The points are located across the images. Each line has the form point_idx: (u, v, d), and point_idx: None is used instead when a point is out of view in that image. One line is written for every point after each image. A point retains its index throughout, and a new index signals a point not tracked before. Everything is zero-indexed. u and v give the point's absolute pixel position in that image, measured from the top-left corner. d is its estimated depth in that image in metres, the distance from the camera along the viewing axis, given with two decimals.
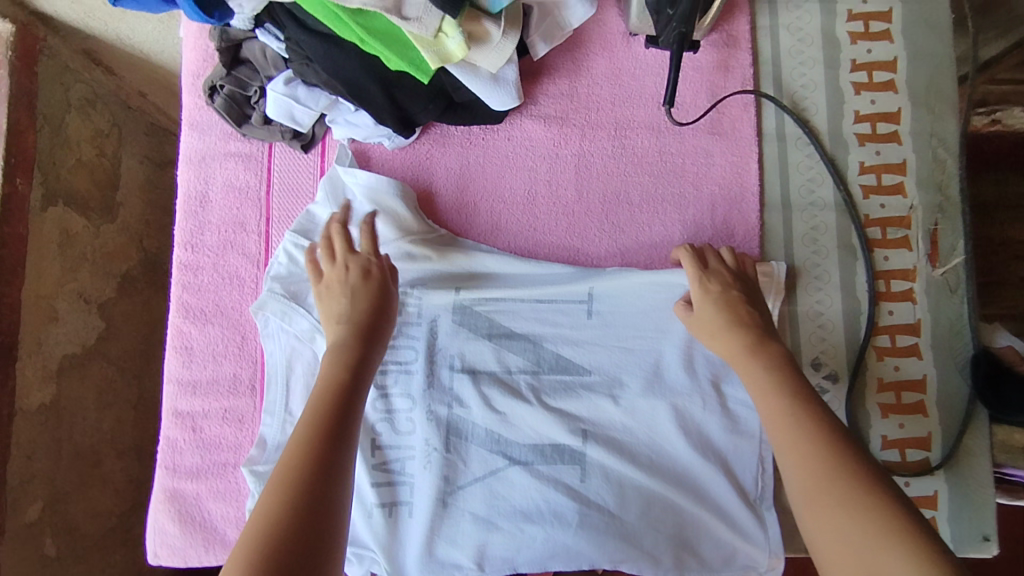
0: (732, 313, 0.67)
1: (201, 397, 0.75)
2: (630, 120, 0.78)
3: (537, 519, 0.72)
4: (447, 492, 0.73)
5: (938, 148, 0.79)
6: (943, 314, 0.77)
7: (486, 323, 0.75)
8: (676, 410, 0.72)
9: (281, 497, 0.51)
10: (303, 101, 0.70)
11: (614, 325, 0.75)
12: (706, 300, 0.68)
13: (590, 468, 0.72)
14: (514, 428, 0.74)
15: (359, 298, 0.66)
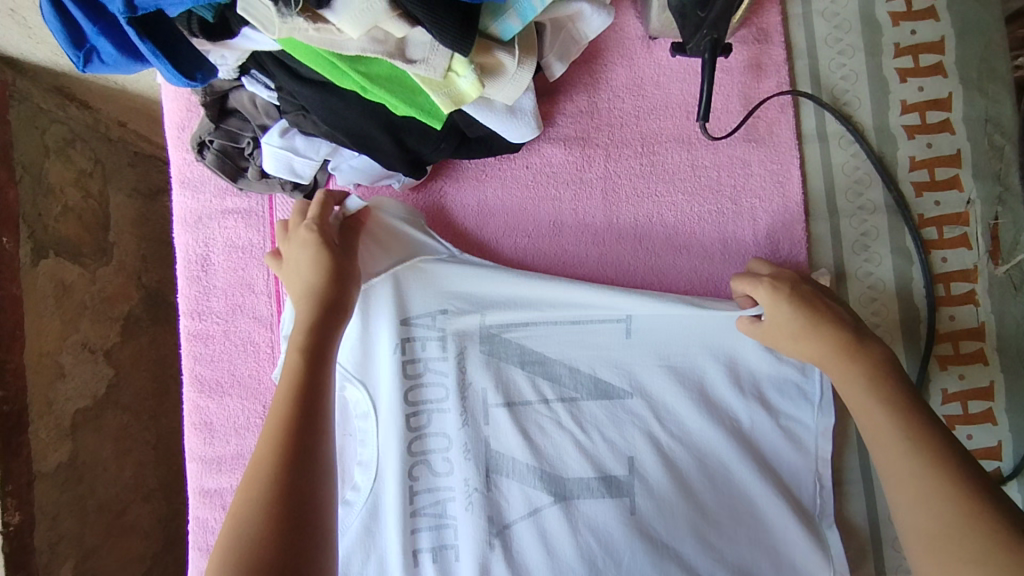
0: (811, 309, 0.60)
1: (227, 474, 0.69)
2: (657, 134, 0.72)
3: (590, 553, 0.65)
4: (492, 532, 0.67)
5: (994, 134, 0.72)
6: (1009, 314, 0.71)
7: (518, 349, 0.69)
8: (727, 427, 0.67)
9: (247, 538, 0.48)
10: (302, 151, 0.64)
11: (658, 346, 0.68)
12: (778, 299, 0.61)
13: (645, 497, 0.66)
14: (557, 458, 0.67)
15: (309, 264, 0.63)
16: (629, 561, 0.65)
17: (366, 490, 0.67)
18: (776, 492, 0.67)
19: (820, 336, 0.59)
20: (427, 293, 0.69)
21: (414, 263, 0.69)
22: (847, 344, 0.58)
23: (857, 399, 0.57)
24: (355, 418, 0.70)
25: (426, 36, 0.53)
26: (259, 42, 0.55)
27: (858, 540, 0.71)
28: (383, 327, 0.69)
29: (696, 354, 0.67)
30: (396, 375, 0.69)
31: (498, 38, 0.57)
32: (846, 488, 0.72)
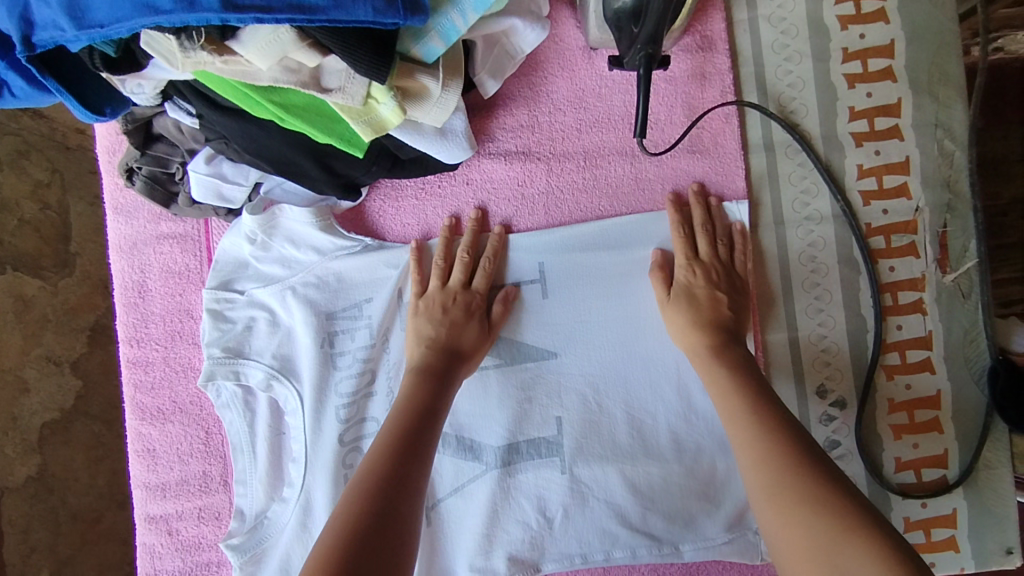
0: (706, 315, 0.64)
1: (172, 499, 0.70)
2: (599, 147, 0.70)
3: (520, 518, 0.69)
4: (428, 506, 0.70)
5: (944, 139, 0.71)
6: (956, 322, 0.70)
7: None
8: (649, 381, 0.69)
9: (340, 531, 0.49)
10: (230, 178, 0.64)
11: (569, 312, 0.70)
12: (686, 299, 0.65)
13: (576, 458, 0.69)
14: (483, 428, 0.70)
15: (457, 331, 0.66)
16: (564, 518, 0.69)
17: (299, 487, 0.67)
18: (707, 449, 0.68)
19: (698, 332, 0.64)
20: (354, 285, 0.69)
21: (324, 258, 0.69)
22: (718, 345, 0.62)
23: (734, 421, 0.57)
24: (286, 416, 0.70)
25: (341, 64, 0.51)
26: (171, 73, 0.54)
27: None
28: (307, 320, 0.68)
29: (611, 314, 0.70)
30: (320, 366, 0.68)
31: (421, 61, 0.55)
32: None
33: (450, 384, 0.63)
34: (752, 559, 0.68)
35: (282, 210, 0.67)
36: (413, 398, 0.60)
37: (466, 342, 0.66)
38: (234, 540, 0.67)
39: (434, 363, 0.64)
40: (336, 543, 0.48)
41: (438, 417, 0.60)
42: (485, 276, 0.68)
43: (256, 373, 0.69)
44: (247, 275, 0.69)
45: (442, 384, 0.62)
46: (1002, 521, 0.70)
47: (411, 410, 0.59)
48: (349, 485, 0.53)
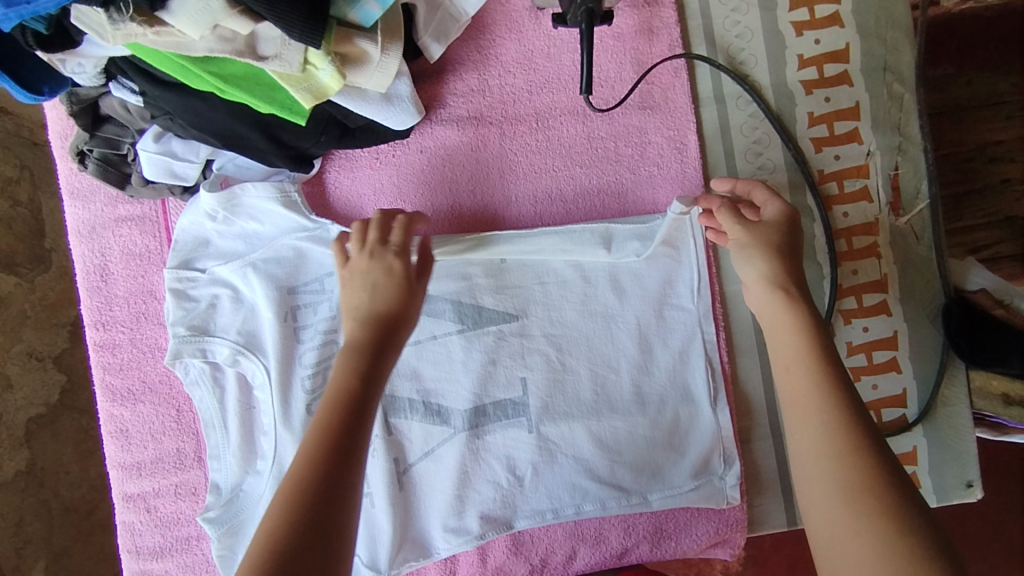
0: (792, 244, 0.57)
1: (148, 477, 0.71)
2: (551, 109, 0.71)
3: (491, 478, 0.70)
4: (400, 472, 0.70)
5: (893, 83, 0.71)
6: (911, 264, 0.71)
7: None
8: (612, 333, 0.70)
9: (266, 541, 0.44)
10: (181, 155, 0.64)
11: (527, 274, 0.71)
12: (787, 218, 0.58)
13: (543, 417, 0.70)
14: (449, 392, 0.71)
15: (379, 295, 0.57)
16: (534, 474, 0.70)
17: (270, 458, 0.69)
18: (671, 400, 0.70)
19: (778, 261, 0.56)
20: (314, 260, 0.70)
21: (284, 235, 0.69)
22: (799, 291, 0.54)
23: (813, 445, 0.47)
24: (254, 390, 0.70)
25: (275, 31, 0.52)
26: (110, 49, 0.53)
27: (768, 493, 0.72)
28: (267, 296, 0.69)
29: (574, 274, 0.70)
30: (284, 341, 0.69)
31: (359, 25, 0.55)
32: (755, 446, 0.72)
33: (389, 354, 0.55)
34: (719, 503, 0.70)
35: (244, 188, 0.67)
36: (345, 377, 0.52)
37: (384, 305, 0.57)
38: (210, 513, 0.69)
39: (370, 336, 0.55)
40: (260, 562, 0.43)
41: (373, 400, 0.52)
42: (399, 230, 0.61)
43: (222, 350, 0.69)
44: (207, 254, 0.70)
45: (375, 358, 0.54)
46: (960, 455, 0.71)
47: (340, 393, 0.51)
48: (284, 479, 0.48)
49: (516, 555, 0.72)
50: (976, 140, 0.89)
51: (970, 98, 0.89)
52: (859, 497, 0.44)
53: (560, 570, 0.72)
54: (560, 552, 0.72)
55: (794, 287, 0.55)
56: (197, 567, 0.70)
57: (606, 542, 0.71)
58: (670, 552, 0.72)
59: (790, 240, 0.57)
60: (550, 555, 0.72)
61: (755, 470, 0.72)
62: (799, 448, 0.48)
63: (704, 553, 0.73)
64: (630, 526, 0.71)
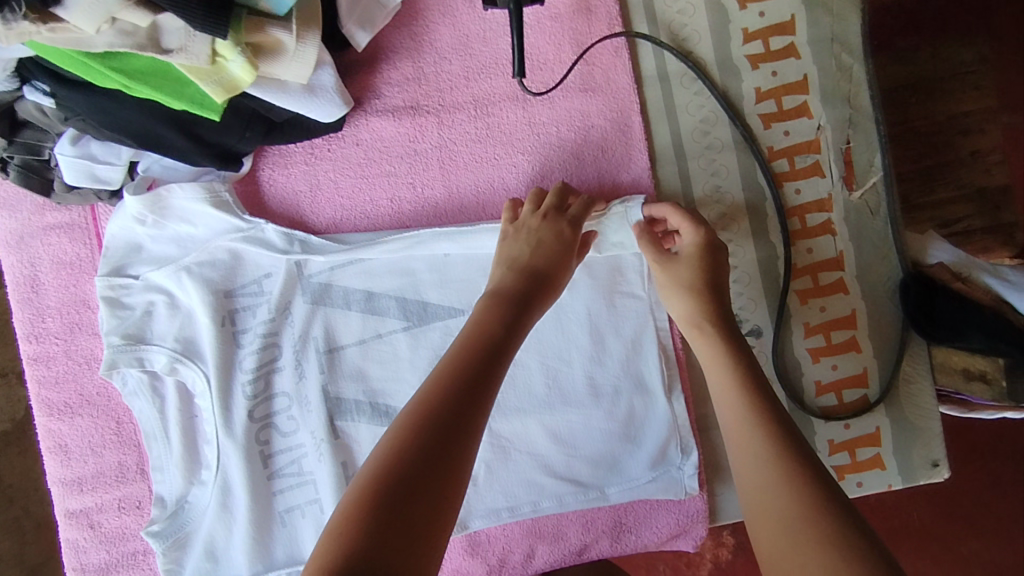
0: (712, 276, 0.61)
1: (90, 492, 0.69)
2: (490, 95, 0.68)
3: None
4: (349, 476, 0.68)
5: (841, 54, 0.69)
6: (867, 240, 0.69)
7: (343, 294, 0.68)
8: (562, 324, 0.68)
9: (401, 433, 0.45)
10: (101, 157, 0.61)
11: (472, 266, 0.68)
12: (702, 251, 0.62)
13: (494, 414, 0.68)
14: (397, 392, 0.68)
15: (542, 251, 0.60)
16: (488, 473, 0.68)
17: (215, 468, 0.68)
18: (624, 390, 0.68)
19: (698, 299, 0.61)
20: (250, 262, 0.68)
21: (217, 237, 0.67)
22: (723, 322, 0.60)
23: (753, 462, 0.51)
24: (195, 398, 0.68)
25: (178, 21, 0.49)
26: (12, 50, 0.50)
27: (728, 481, 0.70)
28: (202, 301, 0.67)
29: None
30: (223, 347, 0.67)
31: (272, 13, 0.52)
32: (714, 433, 0.70)
33: (532, 309, 0.57)
34: (677, 494, 0.68)
35: (170, 190, 0.64)
36: (486, 323, 0.54)
37: (546, 261, 0.60)
38: (155, 526, 0.67)
39: (516, 289, 0.57)
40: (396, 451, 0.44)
41: (509, 349, 0.54)
42: (583, 204, 0.63)
43: (158, 358, 0.67)
44: (140, 259, 0.68)
45: (520, 309, 0.56)
46: (924, 435, 0.70)
47: (481, 334, 0.53)
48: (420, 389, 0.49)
49: (473, 556, 0.70)
50: (946, 111, 0.87)
51: (934, 69, 0.87)
52: (796, 514, 0.46)
53: (519, 569, 0.70)
54: (517, 551, 0.70)
55: (716, 319, 0.60)
56: None
57: (565, 539, 0.70)
58: (631, 546, 0.70)
59: (709, 273, 0.61)
60: (508, 554, 0.70)
61: (715, 458, 0.70)
62: (744, 481, 0.51)
63: (666, 545, 0.71)
64: (589, 522, 0.69)
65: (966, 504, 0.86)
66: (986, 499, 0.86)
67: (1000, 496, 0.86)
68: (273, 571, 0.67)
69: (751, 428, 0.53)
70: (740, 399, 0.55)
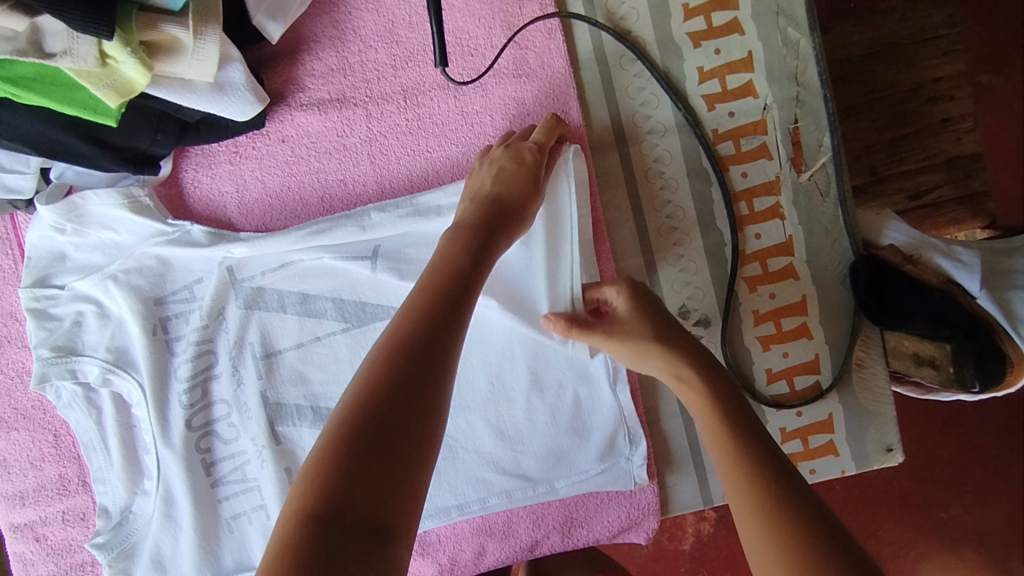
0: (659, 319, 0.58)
1: (33, 506, 0.68)
2: (418, 84, 0.66)
3: None
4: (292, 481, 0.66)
5: (788, 27, 0.65)
6: (817, 223, 0.67)
7: (276, 297, 0.66)
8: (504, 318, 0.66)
9: (373, 369, 0.42)
10: (9, 167, 0.60)
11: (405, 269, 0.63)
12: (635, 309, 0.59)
13: None
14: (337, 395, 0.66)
15: (505, 178, 0.58)
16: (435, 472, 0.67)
17: (156, 477, 0.66)
18: (569, 383, 0.66)
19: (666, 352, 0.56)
20: (180, 266, 0.66)
21: (142, 243, 0.65)
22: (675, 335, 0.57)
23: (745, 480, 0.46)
24: (132, 408, 0.67)
25: (58, 22, 0.45)
26: None
27: (681, 472, 0.69)
28: (132, 308, 0.65)
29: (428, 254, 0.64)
30: (156, 355, 0.65)
31: (165, 8, 0.49)
32: (665, 425, 0.69)
33: (497, 239, 0.54)
34: (627, 486, 0.67)
35: (85, 197, 0.62)
36: (451, 255, 0.51)
37: (511, 191, 0.57)
38: (100, 538, 0.66)
39: (483, 217, 0.55)
40: (369, 384, 0.41)
41: (477, 281, 0.51)
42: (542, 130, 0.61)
43: (89, 370, 0.65)
44: (65, 268, 0.65)
45: (484, 239, 0.53)
46: (878, 420, 0.68)
47: (448, 267, 0.50)
48: (388, 327, 0.46)
49: (424, 555, 0.69)
50: (913, 79, 0.82)
51: (901, 34, 0.81)
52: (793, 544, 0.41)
53: (471, 566, 0.70)
54: (468, 549, 0.69)
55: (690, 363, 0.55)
56: None
57: (516, 535, 0.69)
58: (583, 540, 0.69)
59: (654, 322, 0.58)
60: (459, 553, 0.69)
61: (667, 449, 0.69)
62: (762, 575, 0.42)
63: (620, 539, 0.70)
64: (539, 518, 0.69)
65: (933, 480, 0.85)
66: (956, 473, 0.85)
67: (969, 469, 0.85)
68: None
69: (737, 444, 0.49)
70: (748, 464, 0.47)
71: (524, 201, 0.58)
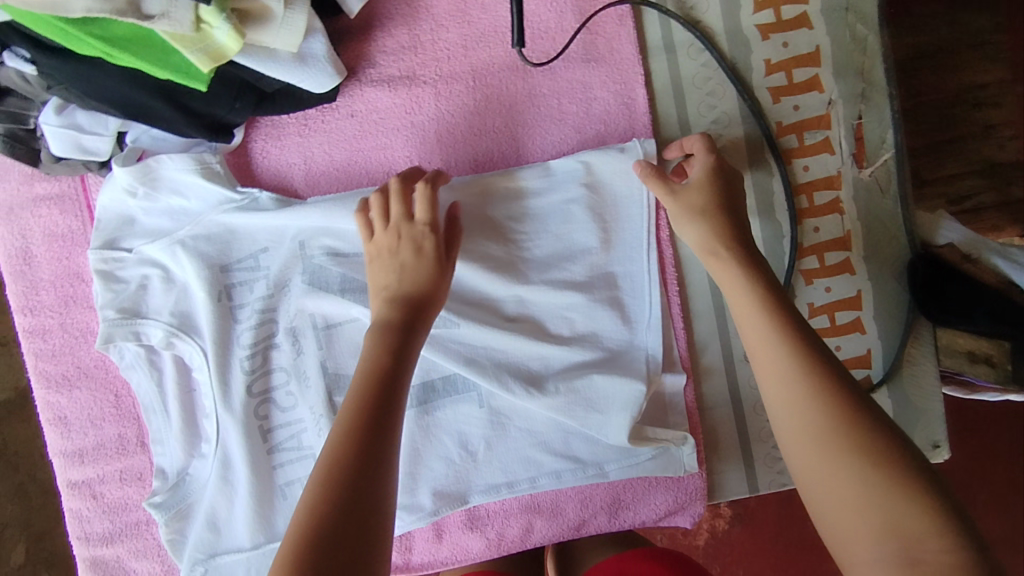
0: (725, 199, 0.58)
1: (92, 464, 0.69)
2: (488, 64, 0.66)
3: (442, 454, 0.68)
4: None
5: (855, 24, 0.66)
6: (876, 219, 0.67)
7: (338, 278, 0.66)
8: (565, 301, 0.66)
9: (318, 499, 0.43)
10: (88, 128, 0.60)
11: (478, 260, 0.65)
12: (711, 176, 0.58)
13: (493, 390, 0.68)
14: None
15: (408, 276, 0.57)
16: (488, 448, 0.68)
17: (214, 441, 0.67)
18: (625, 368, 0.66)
19: (715, 223, 0.56)
20: (247, 235, 0.67)
21: (211, 210, 0.66)
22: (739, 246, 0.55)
23: (807, 431, 0.45)
24: (193, 372, 0.68)
25: None
26: None
27: (728, 460, 0.70)
28: (196, 274, 0.66)
29: (504, 253, 0.66)
30: (219, 321, 0.66)
31: None
32: (714, 413, 0.70)
33: (416, 333, 0.55)
34: (676, 472, 0.67)
35: (160, 161, 0.64)
36: (379, 355, 0.51)
37: (414, 288, 0.57)
38: (157, 498, 0.67)
39: (395, 316, 0.55)
40: (312, 519, 0.42)
41: (405, 379, 0.51)
42: (427, 207, 0.59)
43: (154, 333, 0.66)
44: (133, 232, 0.67)
45: (405, 337, 0.54)
46: (928, 418, 0.68)
47: (377, 369, 0.50)
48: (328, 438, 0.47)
49: (472, 530, 0.70)
50: (962, 83, 0.82)
51: (954, 37, 0.82)
52: (882, 507, 0.41)
53: (518, 543, 0.70)
54: (516, 525, 0.70)
55: (733, 245, 0.55)
56: (150, 551, 0.69)
57: (563, 514, 0.69)
58: (629, 522, 0.70)
59: (722, 194, 0.58)
60: (506, 529, 0.70)
61: (715, 437, 0.70)
62: (812, 485, 0.44)
63: (666, 522, 0.71)
64: (588, 498, 0.69)
65: (968, 483, 0.86)
66: (986, 480, 0.86)
67: (1004, 474, 0.85)
68: (274, 543, 0.68)
69: (794, 386, 0.46)
70: (794, 371, 0.46)
71: (435, 292, 0.57)
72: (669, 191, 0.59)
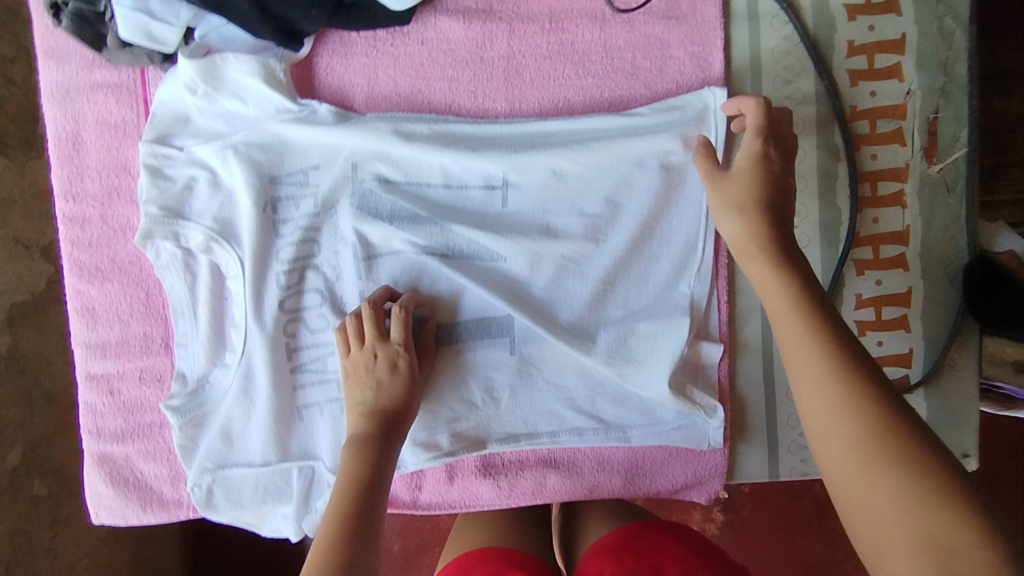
0: (770, 196, 0.54)
1: (113, 359, 0.69)
2: (567, 9, 0.65)
3: (467, 396, 0.67)
4: None
5: (945, 17, 0.64)
6: (937, 217, 0.66)
7: (388, 205, 0.65)
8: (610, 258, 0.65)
9: None
10: (160, 15, 0.60)
11: (531, 200, 0.65)
12: (754, 168, 0.55)
13: (526, 340, 0.67)
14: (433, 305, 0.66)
15: (385, 394, 0.59)
16: (513, 396, 0.67)
17: (240, 352, 0.67)
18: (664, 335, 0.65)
19: (756, 219, 0.53)
20: (299, 150, 0.66)
21: (268, 119, 0.65)
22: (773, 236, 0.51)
23: (829, 412, 0.40)
24: (227, 281, 0.67)
25: None
26: None
27: (753, 442, 0.69)
28: (244, 181, 0.65)
29: (555, 197, 0.65)
30: (260, 232, 0.66)
31: None
32: (745, 394, 0.69)
33: (392, 451, 0.56)
34: (699, 445, 0.66)
35: (225, 59, 0.63)
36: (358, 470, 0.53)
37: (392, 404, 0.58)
38: (175, 401, 0.66)
39: (372, 433, 0.56)
40: None
41: (383, 490, 0.53)
42: (401, 326, 0.61)
43: (194, 235, 0.65)
44: (187, 131, 0.66)
45: (384, 449, 0.55)
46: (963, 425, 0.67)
47: (354, 486, 0.52)
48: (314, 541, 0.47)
49: (486, 477, 0.69)
50: None
51: None
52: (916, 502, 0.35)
53: (529, 497, 0.69)
54: (530, 478, 0.69)
55: (768, 244, 0.51)
56: (160, 454, 0.69)
57: (580, 472, 0.69)
58: (644, 491, 0.69)
59: (764, 189, 0.54)
60: (520, 480, 0.69)
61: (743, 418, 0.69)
62: (836, 485, 0.39)
63: (680, 496, 0.70)
64: (605, 460, 0.69)
65: None
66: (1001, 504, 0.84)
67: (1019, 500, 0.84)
68: (285, 461, 0.67)
69: (820, 372, 0.42)
70: (818, 356, 0.42)
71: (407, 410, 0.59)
72: (712, 174, 0.57)
